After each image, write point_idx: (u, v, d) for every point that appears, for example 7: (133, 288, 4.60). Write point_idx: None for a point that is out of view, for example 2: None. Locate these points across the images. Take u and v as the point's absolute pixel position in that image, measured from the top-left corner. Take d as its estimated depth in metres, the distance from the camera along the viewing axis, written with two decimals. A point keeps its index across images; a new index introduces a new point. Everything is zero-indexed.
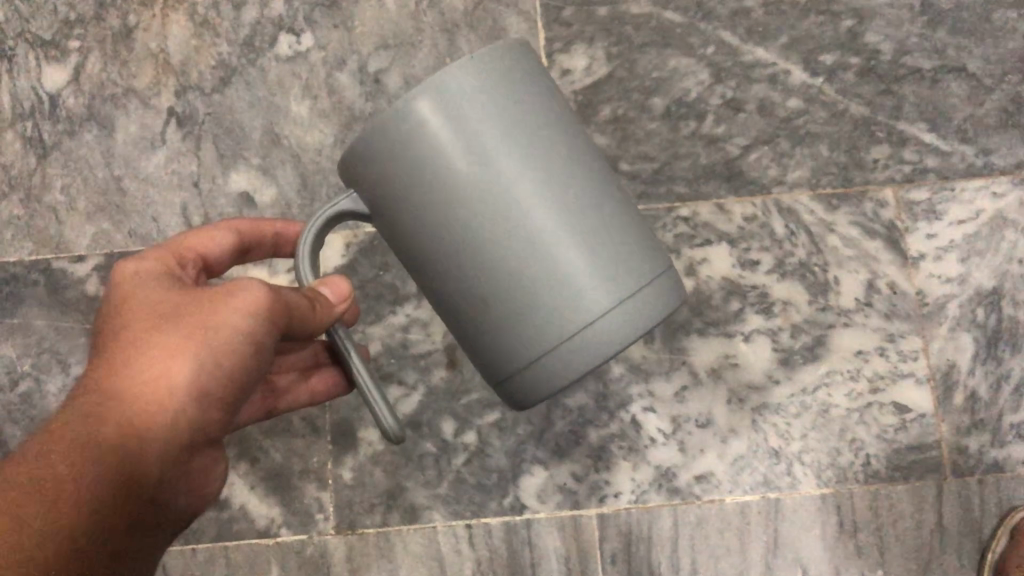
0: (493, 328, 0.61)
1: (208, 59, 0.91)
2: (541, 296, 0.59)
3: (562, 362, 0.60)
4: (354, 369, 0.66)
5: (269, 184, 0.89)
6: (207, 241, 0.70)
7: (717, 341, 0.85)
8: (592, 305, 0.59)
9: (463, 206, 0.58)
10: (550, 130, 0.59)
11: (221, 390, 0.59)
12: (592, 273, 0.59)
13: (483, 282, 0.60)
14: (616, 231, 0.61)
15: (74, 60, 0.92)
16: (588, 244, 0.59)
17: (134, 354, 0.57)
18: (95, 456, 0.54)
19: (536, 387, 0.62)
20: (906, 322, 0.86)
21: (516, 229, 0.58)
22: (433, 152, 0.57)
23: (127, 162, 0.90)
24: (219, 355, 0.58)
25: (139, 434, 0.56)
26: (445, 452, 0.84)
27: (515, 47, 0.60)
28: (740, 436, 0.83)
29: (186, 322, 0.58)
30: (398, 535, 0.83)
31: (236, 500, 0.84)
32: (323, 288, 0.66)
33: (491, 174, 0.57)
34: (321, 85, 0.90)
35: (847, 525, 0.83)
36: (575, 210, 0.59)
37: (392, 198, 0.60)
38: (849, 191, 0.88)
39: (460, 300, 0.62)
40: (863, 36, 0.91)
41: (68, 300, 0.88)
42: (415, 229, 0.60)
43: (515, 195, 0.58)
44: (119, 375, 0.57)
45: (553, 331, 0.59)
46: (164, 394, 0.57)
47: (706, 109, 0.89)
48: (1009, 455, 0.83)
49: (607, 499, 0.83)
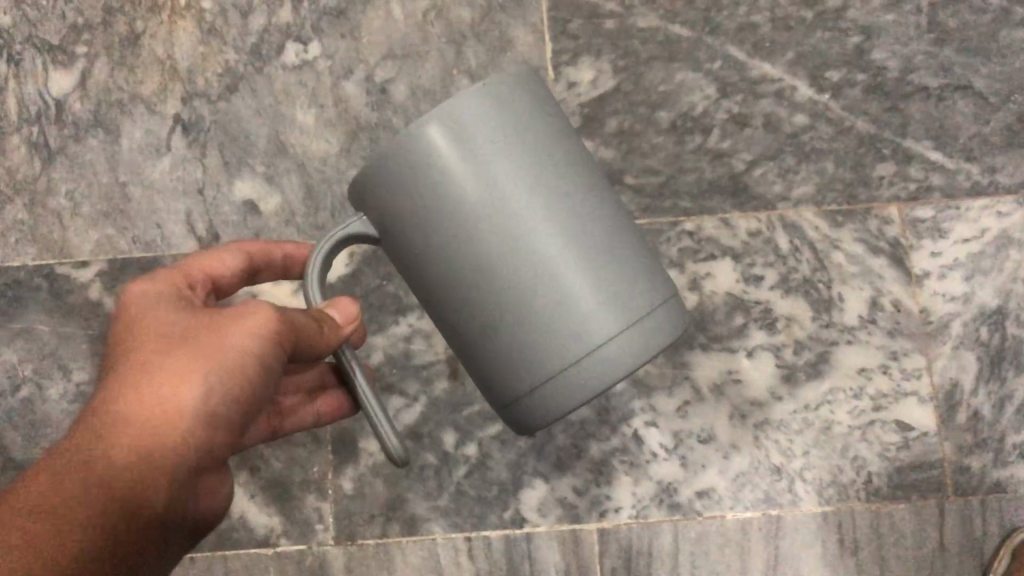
0: (500, 352, 0.61)
1: (214, 66, 0.91)
2: (548, 320, 0.59)
3: (568, 387, 0.60)
4: (360, 391, 0.65)
5: (274, 192, 0.89)
6: (216, 262, 0.71)
7: (720, 356, 0.85)
8: (599, 330, 0.59)
9: (471, 229, 0.58)
10: (559, 157, 0.60)
11: (229, 413, 0.58)
12: (600, 298, 0.59)
13: (490, 306, 0.60)
14: (624, 257, 0.61)
15: (81, 65, 0.92)
16: (596, 268, 0.59)
17: (142, 375, 0.57)
18: (105, 478, 0.54)
19: (542, 412, 0.62)
20: (910, 340, 0.85)
21: (523, 253, 0.58)
22: (441, 175, 0.57)
23: (133, 168, 0.90)
24: (227, 377, 0.58)
25: (145, 455, 0.55)
26: (445, 463, 0.83)
27: (524, 73, 0.61)
28: (742, 452, 0.83)
29: (195, 345, 0.58)
30: (398, 547, 0.82)
31: (236, 509, 0.84)
32: (331, 311, 0.66)
33: (499, 198, 0.58)
34: (328, 95, 0.90)
35: (848, 543, 0.82)
36: (582, 234, 0.59)
37: (400, 222, 0.60)
38: (854, 207, 0.88)
39: (467, 324, 0.62)
40: (870, 53, 0.90)
41: (71, 305, 0.88)
42: (422, 252, 0.60)
43: (524, 219, 0.58)
44: (126, 397, 0.56)
45: (559, 355, 0.59)
46: (171, 416, 0.56)
47: (712, 124, 0.89)
48: (1011, 474, 0.83)
49: (608, 514, 0.83)
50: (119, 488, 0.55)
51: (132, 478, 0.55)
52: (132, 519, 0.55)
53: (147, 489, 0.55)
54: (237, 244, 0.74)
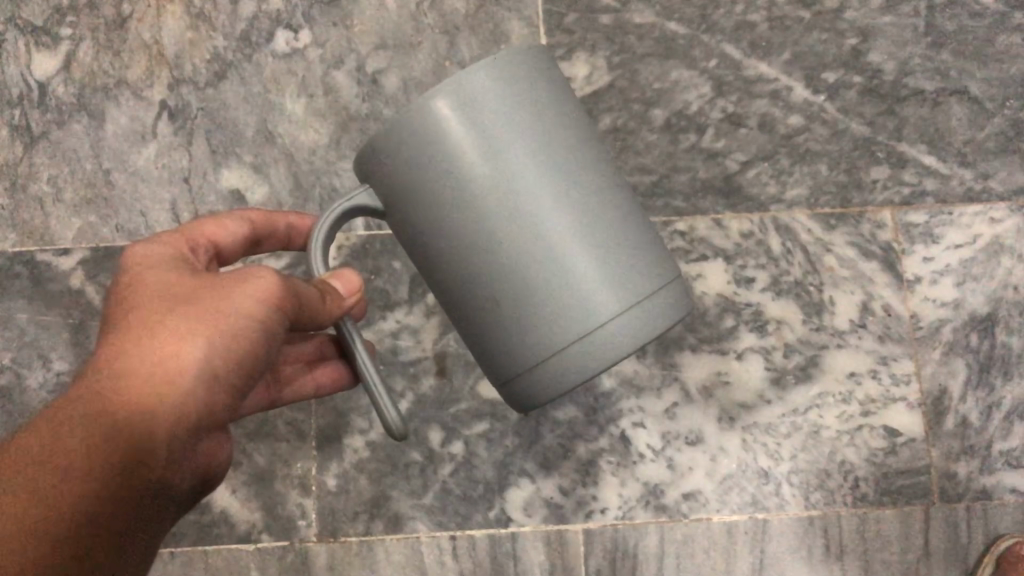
0: (502, 328, 0.60)
1: (203, 52, 0.90)
2: (551, 299, 0.58)
3: (569, 365, 0.59)
4: (358, 358, 0.64)
5: (261, 183, 0.88)
6: (220, 229, 0.69)
7: (710, 358, 0.85)
8: (602, 309, 0.58)
9: (476, 204, 0.57)
10: (566, 134, 0.59)
11: (231, 375, 0.57)
12: (603, 277, 0.58)
13: (493, 281, 0.59)
14: (628, 239, 0.60)
15: (65, 47, 0.90)
16: (599, 245, 0.58)
17: (144, 336, 0.55)
18: (105, 435, 0.52)
19: (542, 390, 0.61)
20: (900, 345, 0.85)
21: (527, 229, 0.57)
22: (447, 150, 0.56)
23: (117, 154, 0.89)
24: (230, 341, 0.56)
25: (145, 412, 0.53)
26: (431, 461, 0.82)
27: (535, 50, 0.59)
28: (730, 454, 0.83)
29: (198, 309, 0.56)
30: (381, 545, 0.81)
31: (217, 505, 0.82)
32: (334, 281, 0.64)
33: (506, 173, 0.56)
34: (317, 84, 0.89)
35: (834, 548, 0.82)
36: (588, 212, 0.58)
37: (405, 195, 0.59)
38: (847, 211, 0.87)
39: (470, 299, 0.61)
40: (866, 55, 0.90)
41: (52, 293, 0.86)
42: (426, 226, 0.59)
43: (527, 196, 0.57)
44: (125, 359, 0.54)
45: (561, 333, 0.58)
46: (174, 376, 0.54)
47: (706, 123, 0.88)
48: (997, 481, 0.83)
49: (594, 514, 0.82)
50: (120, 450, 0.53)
51: (131, 440, 0.53)
52: (131, 481, 0.54)
53: (145, 448, 0.53)
54: (239, 211, 0.72)
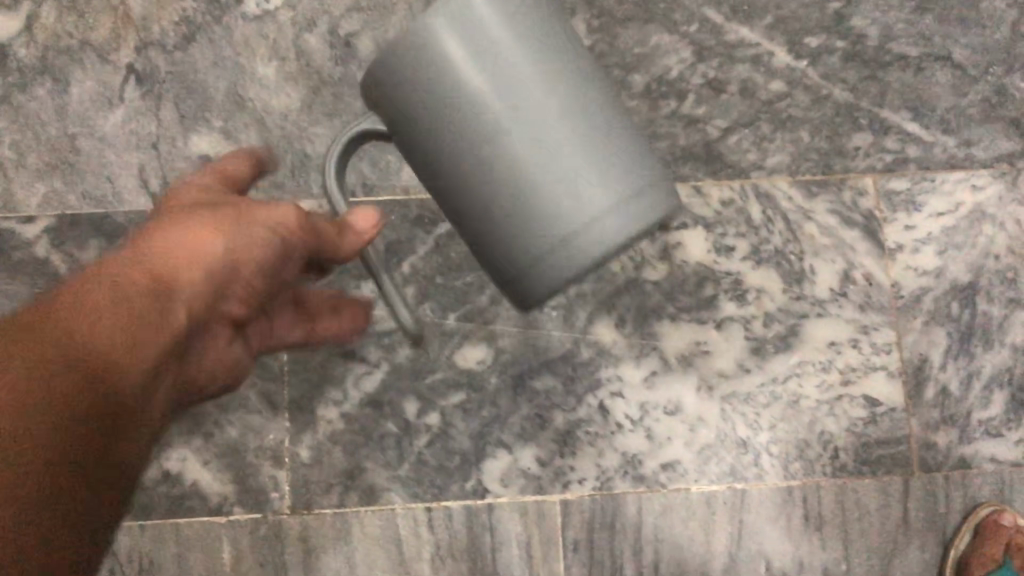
0: (499, 230, 0.54)
1: (171, 14, 0.87)
2: (544, 194, 0.52)
3: (569, 258, 0.53)
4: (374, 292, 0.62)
5: (231, 149, 0.86)
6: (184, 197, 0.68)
7: (689, 328, 0.84)
8: (601, 192, 0.52)
9: (457, 93, 0.50)
10: (548, 18, 0.52)
11: (249, 271, 0.58)
12: (600, 161, 0.52)
13: (481, 182, 0.53)
14: (623, 130, 0.54)
15: (26, 8, 0.87)
16: (592, 133, 0.52)
17: (159, 235, 0.56)
18: (124, 293, 0.51)
19: (545, 279, 0.55)
20: (881, 314, 0.84)
21: (517, 120, 0.51)
22: (421, 36, 0.49)
23: (83, 119, 0.86)
24: (246, 245, 0.57)
25: (164, 283, 0.54)
26: (407, 433, 0.81)
27: None
28: (709, 424, 0.82)
29: (200, 215, 0.58)
30: (356, 516, 0.80)
31: (188, 478, 0.80)
32: (352, 217, 0.61)
33: (485, 54, 0.50)
34: (289, 48, 0.87)
35: (812, 517, 0.81)
36: (582, 101, 0.52)
37: (379, 91, 0.53)
38: (828, 178, 0.86)
39: (460, 204, 0.54)
40: (850, 20, 0.88)
41: (16, 262, 0.84)
42: (403, 126, 0.53)
43: (514, 83, 0.50)
44: (142, 250, 0.55)
45: (560, 225, 0.52)
46: (194, 259, 0.55)
47: (687, 88, 0.87)
48: (976, 450, 0.83)
49: (571, 485, 0.81)
50: (144, 323, 0.51)
51: (153, 313, 0.52)
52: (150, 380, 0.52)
53: (167, 342, 0.53)
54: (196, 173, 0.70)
